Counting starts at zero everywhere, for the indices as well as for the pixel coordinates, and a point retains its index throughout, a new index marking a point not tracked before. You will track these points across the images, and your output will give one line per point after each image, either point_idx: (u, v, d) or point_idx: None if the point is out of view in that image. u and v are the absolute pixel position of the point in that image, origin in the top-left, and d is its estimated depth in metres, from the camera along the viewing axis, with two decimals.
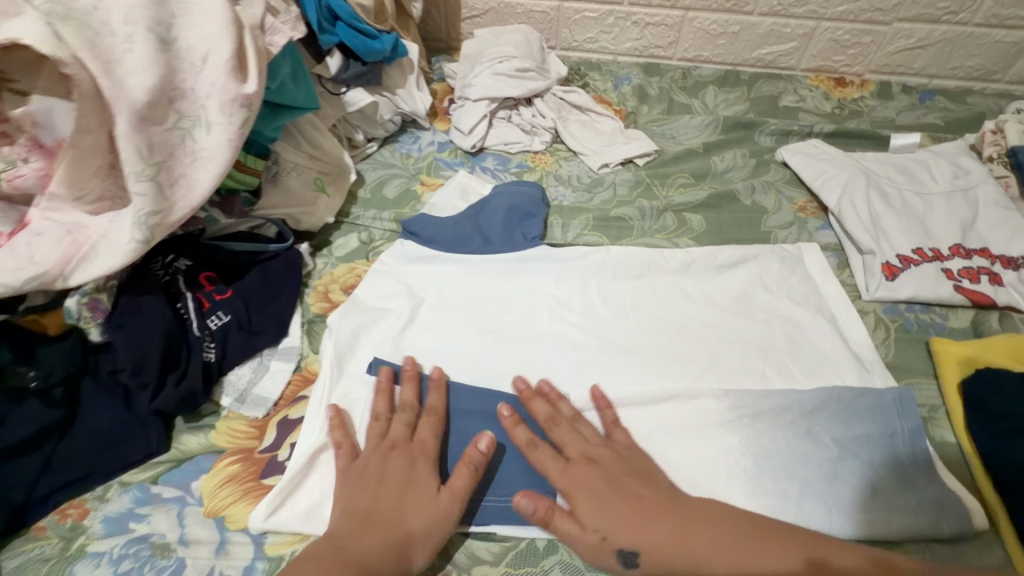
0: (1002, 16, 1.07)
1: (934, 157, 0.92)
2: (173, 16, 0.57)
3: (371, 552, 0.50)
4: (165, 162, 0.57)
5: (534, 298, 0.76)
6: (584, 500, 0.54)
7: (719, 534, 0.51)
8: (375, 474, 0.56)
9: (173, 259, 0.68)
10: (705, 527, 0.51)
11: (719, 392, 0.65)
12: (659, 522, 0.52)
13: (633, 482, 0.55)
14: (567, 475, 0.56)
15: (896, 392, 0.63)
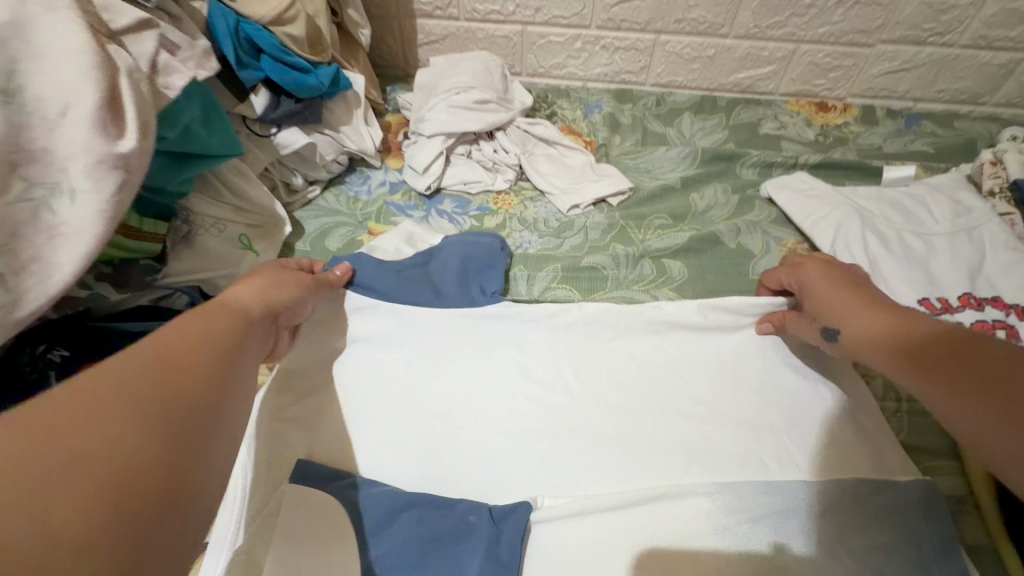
0: (989, 37, 1.00)
1: (931, 191, 0.85)
2: (15, 60, 0.45)
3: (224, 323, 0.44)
4: (6, 245, 0.45)
5: (493, 356, 0.65)
6: (820, 289, 0.57)
7: (874, 310, 0.52)
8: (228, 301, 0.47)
9: (45, 349, 0.54)
10: (873, 307, 0.52)
11: (712, 488, 0.55)
12: (855, 300, 0.53)
13: (851, 281, 0.56)
14: (822, 287, 0.57)
15: (920, 490, 0.53)
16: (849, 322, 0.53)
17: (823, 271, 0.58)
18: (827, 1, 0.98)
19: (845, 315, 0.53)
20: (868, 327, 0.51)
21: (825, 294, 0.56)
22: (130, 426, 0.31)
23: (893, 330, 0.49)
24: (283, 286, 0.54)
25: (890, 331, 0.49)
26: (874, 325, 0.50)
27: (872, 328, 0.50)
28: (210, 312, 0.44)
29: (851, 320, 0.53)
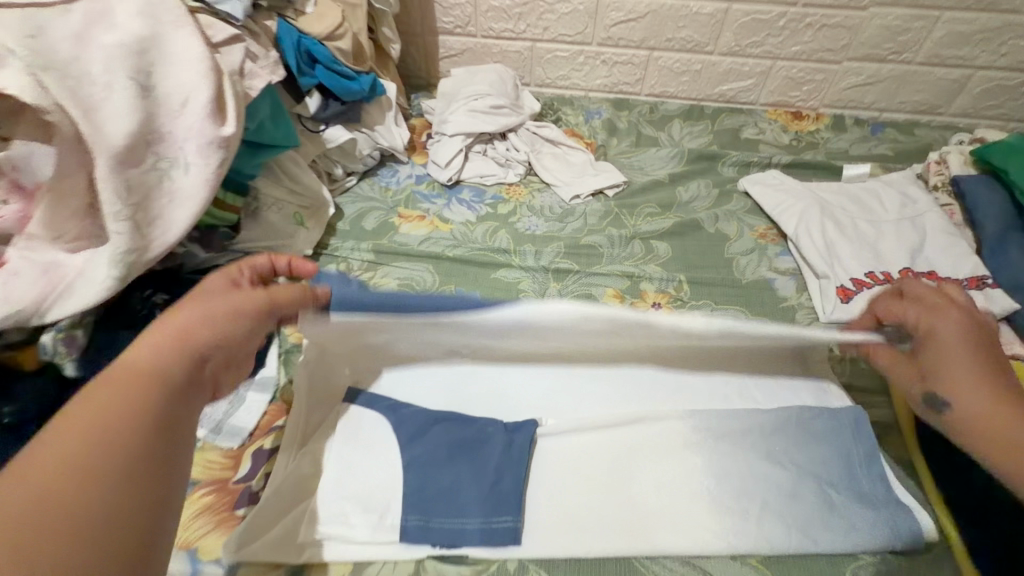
0: (942, 56, 1.14)
1: (884, 186, 0.98)
2: (152, 65, 0.60)
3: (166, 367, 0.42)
4: (142, 203, 0.59)
5: (492, 335, 0.62)
6: (942, 336, 0.57)
7: (980, 376, 0.54)
8: (144, 357, 0.42)
9: (149, 293, 0.68)
10: (982, 372, 0.54)
11: (684, 414, 0.67)
12: (972, 359, 0.55)
13: (977, 338, 0.56)
14: (944, 324, 0.57)
15: (852, 414, 0.66)
16: (949, 376, 0.55)
17: (958, 318, 0.57)
18: (798, 23, 1.13)
19: (949, 370, 0.56)
20: (962, 387, 0.54)
21: (945, 345, 0.56)
22: (47, 558, 0.30)
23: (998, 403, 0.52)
24: (225, 310, 0.47)
25: (985, 402, 0.53)
26: (985, 405, 0.53)
27: (971, 395, 0.54)
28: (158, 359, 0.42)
29: (953, 377, 0.55)
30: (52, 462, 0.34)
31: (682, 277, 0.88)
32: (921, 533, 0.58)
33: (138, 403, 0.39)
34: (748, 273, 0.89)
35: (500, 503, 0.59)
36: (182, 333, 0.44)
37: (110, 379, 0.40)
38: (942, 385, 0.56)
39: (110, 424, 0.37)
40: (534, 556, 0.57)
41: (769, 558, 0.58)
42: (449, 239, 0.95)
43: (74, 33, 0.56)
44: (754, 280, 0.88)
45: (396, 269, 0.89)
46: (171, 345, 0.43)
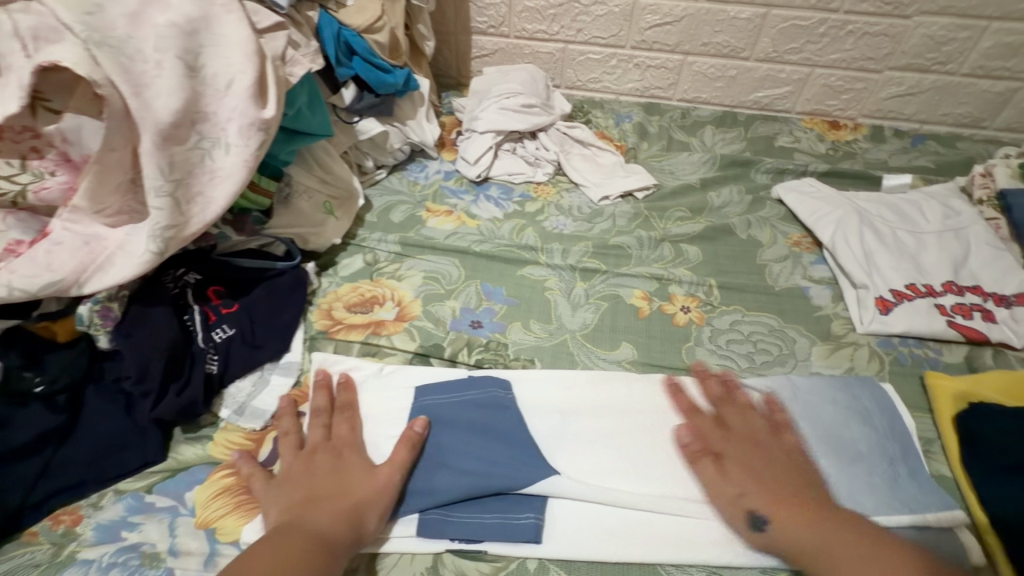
0: (987, 67, 1.11)
1: (926, 197, 0.95)
2: (200, 46, 0.61)
3: (322, 525, 0.50)
4: (183, 180, 0.60)
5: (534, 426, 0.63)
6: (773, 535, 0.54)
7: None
8: (299, 517, 0.51)
9: (182, 272, 0.70)
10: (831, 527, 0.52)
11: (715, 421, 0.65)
12: (791, 502, 0.54)
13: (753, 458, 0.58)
14: (735, 446, 0.60)
15: (901, 444, 0.63)
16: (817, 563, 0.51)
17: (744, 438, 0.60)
18: (839, 30, 1.11)
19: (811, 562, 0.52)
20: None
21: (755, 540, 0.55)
22: None
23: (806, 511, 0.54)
24: (368, 474, 0.56)
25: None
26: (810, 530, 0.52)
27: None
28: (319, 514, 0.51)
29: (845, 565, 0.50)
30: None
31: (712, 281, 0.86)
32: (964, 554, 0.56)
33: (302, 555, 0.47)
34: (781, 280, 0.86)
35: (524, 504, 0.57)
36: (347, 502, 0.53)
37: (273, 535, 0.49)
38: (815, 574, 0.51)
39: (278, 563, 0.46)
40: (558, 557, 0.56)
41: None
42: (476, 234, 0.94)
43: (128, 13, 0.57)
44: (787, 288, 0.85)
45: (424, 261, 0.88)
46: (326, 507, 0.52)
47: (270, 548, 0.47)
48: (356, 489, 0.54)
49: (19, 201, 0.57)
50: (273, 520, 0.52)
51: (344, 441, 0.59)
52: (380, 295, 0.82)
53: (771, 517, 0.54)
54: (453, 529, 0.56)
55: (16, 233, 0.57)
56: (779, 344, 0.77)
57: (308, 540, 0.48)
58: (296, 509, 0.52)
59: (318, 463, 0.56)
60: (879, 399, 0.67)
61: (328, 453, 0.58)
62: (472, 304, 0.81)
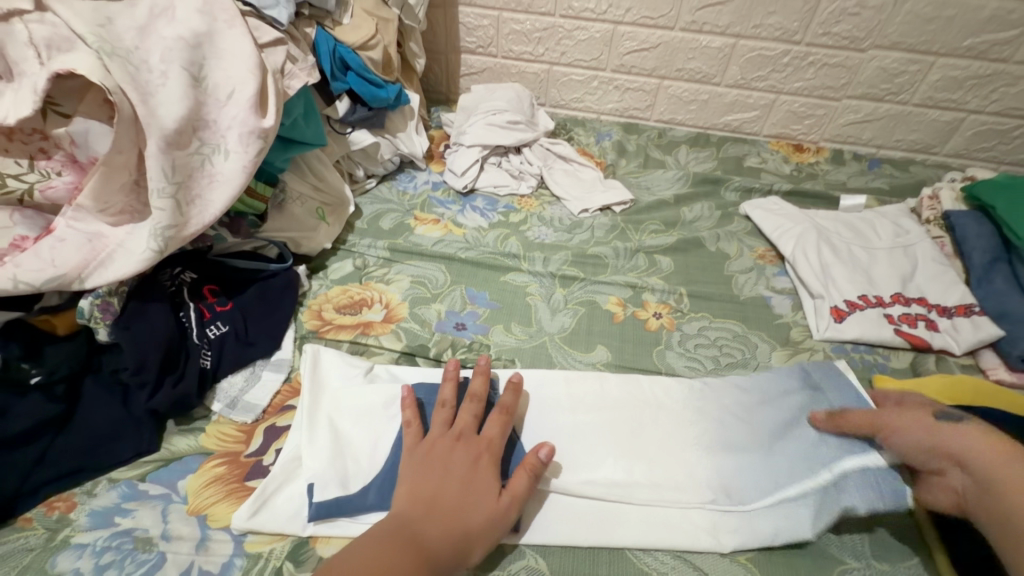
0: (936, 98, 1.21)
1: (879, 216, 1.03)
2: (204, 58, 0.65)
3: (436, 541, 0.51)
4: (184, 183, 0.63)
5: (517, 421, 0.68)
6: (896, 434, 0.61)
7: None
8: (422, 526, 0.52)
9: (179, 271, 0.72)
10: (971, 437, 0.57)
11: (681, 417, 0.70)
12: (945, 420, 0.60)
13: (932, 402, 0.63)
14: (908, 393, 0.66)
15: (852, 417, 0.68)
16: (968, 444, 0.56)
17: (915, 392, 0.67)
18: (801, 61, 1.20)
19: (959, 449, 0.57)
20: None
21: (914, 438, 0.60)
22: None
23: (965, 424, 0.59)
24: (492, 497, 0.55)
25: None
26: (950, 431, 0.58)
27: (995, 461, 0.55)
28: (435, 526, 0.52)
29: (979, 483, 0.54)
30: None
31: (683, 290, 0.91)
32: (904, 498, 0.60)
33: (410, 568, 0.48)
34: (746, 290, 0.93)
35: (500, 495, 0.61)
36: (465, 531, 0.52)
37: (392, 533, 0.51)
38: (962, 462, 0.56)
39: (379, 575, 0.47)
40: (535, 542, 0.59)
41: (759, 557, 0.60)
42: (462, 242, 0.98)
43: (138, 26, 0.62)
44: (752, 297, 0.91)
45: (411, 266, 0.92)
46: (449, 523, 0.52)
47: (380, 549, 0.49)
48: (476, 511, 0.54)
49: (26, 199, 0.59)
50: (396, 504, 0.54)
51: (489, 442, 0.60)
52: (368, 297, 0.85)
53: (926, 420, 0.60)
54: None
55: (23, 228, 0.59)
56: (743, 348, 0.83)
57: (416, 550, 0.49)
58: (420, 511, 0.53)
59: (456, 458, 0.57)
60: (834, 379, 0.73)
61: (470, 450, 0.58)
62: (457, 308, 0.86)
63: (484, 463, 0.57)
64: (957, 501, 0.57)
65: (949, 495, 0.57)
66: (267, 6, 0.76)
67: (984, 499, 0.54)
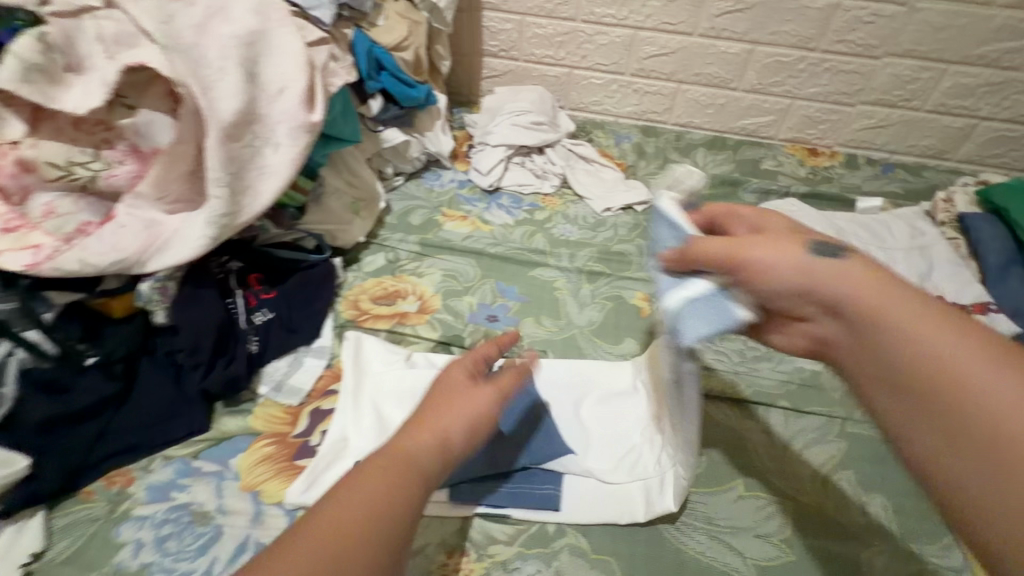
0: (949, 105, 1.24)
1: (894, 218, 1.05)
2: (258, 55, 0.67)
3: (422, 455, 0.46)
4: (238, 173, 0.66)
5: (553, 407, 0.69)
6: (782, 269, 0.45)
7: (946, 329, 0.39)
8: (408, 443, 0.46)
9: (226, 260, 0.76)
10: (869, 278, 0.43)
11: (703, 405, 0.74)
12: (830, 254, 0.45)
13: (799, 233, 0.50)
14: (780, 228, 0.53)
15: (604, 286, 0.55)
16: (870, 300, 0.42)
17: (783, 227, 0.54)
18: (817, 67, 1.23)
19: (835, 296, 0.43)
20: (962, 348, 0.38)
21: (782, 281, 0.46)
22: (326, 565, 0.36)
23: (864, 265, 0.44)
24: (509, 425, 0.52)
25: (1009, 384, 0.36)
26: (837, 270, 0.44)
27: (882, 295, 0.42)
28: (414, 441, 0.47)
29: (888, 332, 0.41)
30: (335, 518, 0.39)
31: None
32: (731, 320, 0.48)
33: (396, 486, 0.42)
34: None
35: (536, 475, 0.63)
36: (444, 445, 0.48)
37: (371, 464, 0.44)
38: (844, 303, 0.43)
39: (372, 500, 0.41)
40: (575, 521, 0.61)
41: (792, 538, 0.62)
42: (489, 238, 1.01)
43: (195, 24, 0.63)
44: None
45: (442, 260, 0.94)
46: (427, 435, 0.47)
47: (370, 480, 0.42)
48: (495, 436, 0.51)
49: (89, 186, 0.61)
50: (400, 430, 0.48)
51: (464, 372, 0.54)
52: (402, 290, 0.88)
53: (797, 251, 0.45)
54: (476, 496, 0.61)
55: (87, 214, 0.62)
56: None
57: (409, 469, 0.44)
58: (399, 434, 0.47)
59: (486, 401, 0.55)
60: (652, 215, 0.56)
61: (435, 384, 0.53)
62: (488, 300, 0.88)
63: (448, 408, 0.49)
64: (813, 345, 0.48)
65: (805, 339, 0.48)
66: (312, 7, 0.79)
67: (889, 377, 0.41)
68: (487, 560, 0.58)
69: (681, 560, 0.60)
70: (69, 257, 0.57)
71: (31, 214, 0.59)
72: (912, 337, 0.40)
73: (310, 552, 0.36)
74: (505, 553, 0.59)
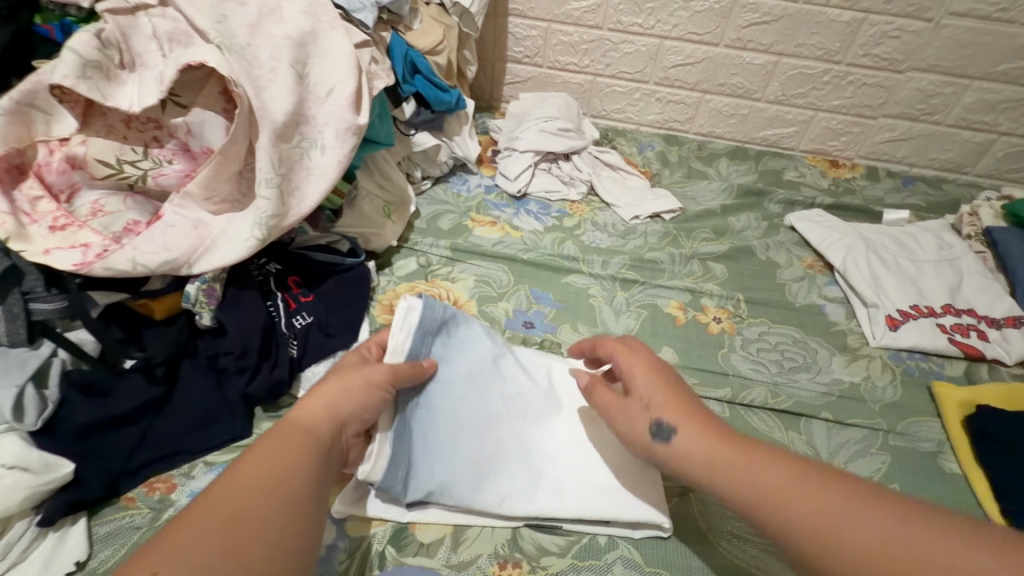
0: (970, 119, 1.25)
1: (922, 231, 1.06)
2: (308, 57, 0.67)
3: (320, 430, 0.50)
4: (286, 175, 0.65)
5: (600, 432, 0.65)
6: (685, 447, 0.50)
7: (851, 510, 0.42)
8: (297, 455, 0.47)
9: (264, 262, 0.75)
10: (759, 462, 0.47)
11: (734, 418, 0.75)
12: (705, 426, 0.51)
13: (656, 373, 0.56)
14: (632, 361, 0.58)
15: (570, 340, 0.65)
16: (747, 474, 0.47)
17: (634, 353, 0.59)
18: (841, 80, 1.24)
19: (707, 477, 0.49)
20: (869, 540, 0.40)
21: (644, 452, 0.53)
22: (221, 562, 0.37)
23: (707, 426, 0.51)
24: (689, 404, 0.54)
25: (977, 563, 0.37)
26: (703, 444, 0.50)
27: (797, 496, 0.44)
28: (314, 418, 0.50)
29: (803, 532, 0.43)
30: (227, 505, 0.41)
31: (740, 296, 0.94)
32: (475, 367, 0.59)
33: (291, 467, 0.45)
34: (800, 298, 0.95)
35: (581, 492, 0.60)
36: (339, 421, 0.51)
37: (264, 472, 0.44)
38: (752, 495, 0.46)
39: (268, 484, 0.43)
40: (627, 534, 0.60)
41: None
42: (520, 244, 1.00)
43: (249, 23, 0.64)
44: (806, 305, 0.94)
45: (474, 265, 0.93)
46: (321, 409, 0.51)
47: (262, 460, 0.45)
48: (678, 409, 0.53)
49: (137, 184, 0.61)
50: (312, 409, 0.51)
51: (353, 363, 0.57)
52: (436, 294, 0.87)
53: (680, 429, 0.51)
54: (515, 505, 0.59)
55: (134, 213, 0.60)
56: (803, 353, 0.85)
57: (305, 442, 0.48)
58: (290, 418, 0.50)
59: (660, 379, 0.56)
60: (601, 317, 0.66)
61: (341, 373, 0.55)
62: (523, 307, 0.87)
63: (331, 391, 0.52)
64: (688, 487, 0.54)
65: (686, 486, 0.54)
66: (355, 9, 0.79)
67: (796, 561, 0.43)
68: (541, 572, 0.57)
69: (725, 573, 0.59)
70: (121, 257, 0.56)
71: (79, 212, 0.58)
72: (819, 537, 0.42)
73: (198, 549, 0.37)
74: (558, 565, 0.58)
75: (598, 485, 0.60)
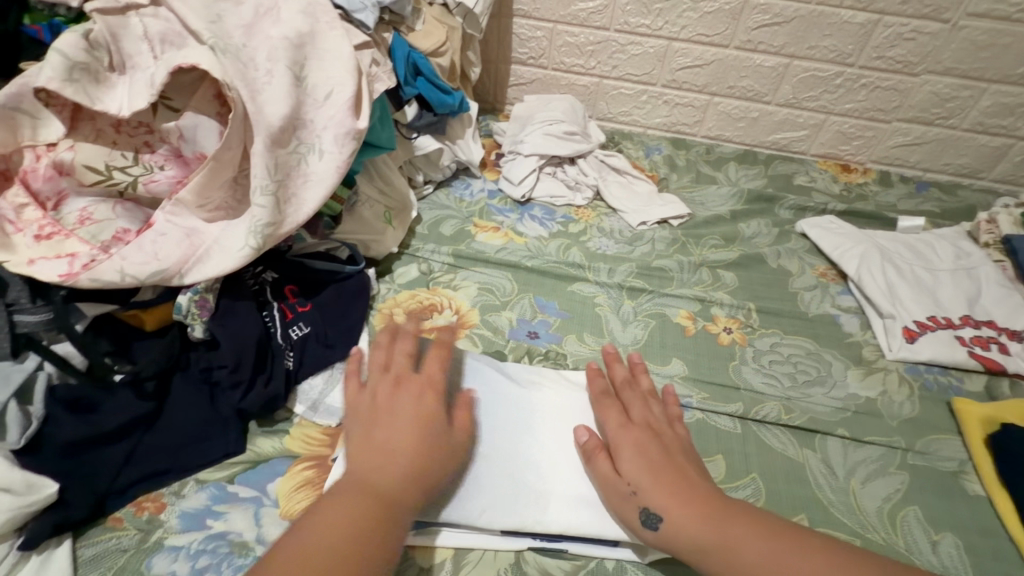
0: (986, 124, 1.22)
1: (938, 238, 1.03)
2: (306, 58, 0.65)
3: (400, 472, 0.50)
4: (283, 181, 0.62)
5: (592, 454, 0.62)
6: (679, 531, 0.51)
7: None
8: (376, 468, 0.50)
9: (260, 271, 0.73)
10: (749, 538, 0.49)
11: (746, 435, 0.72)
12: (692, 503, 0.52)
13: (646, 447, 0.57)
14: (622, 435, 0.58)
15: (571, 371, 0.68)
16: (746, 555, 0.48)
17: (616, 424, 0.60)
18: (854, 83, 1.21)
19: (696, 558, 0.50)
20: None
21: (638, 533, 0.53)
22: None
23: (696, 503, 0.52)
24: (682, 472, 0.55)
25: None
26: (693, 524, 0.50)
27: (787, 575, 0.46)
28: (394, 457, 0.50)
29: None
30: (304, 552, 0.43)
31: (751, 305, 0.91)
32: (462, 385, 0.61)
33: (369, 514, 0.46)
34: (813, 308, 0.92)
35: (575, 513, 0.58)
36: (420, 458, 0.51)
37: (351, 485, 0.48)
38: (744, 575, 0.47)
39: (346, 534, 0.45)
40: (636, 559, 0.57)
41: None
42: (524, 250, 0.98)
43: (245, 24, 0.62)
44: (819, 315, 0.91)
45: (477, 273, 0.91)
46: (401, 450, 0.51)
47: (343, 507, 0.46)
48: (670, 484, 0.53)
49: (128, 191, 0.59)
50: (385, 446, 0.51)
51: (432, 379, 0.58)
52: (437, 303, 0.84)
53: (667, 517, 0.52)
54: (496, 518, 0.57)
55: (124, 221, 0.58)
56: (818, 366, 0.82)
57: (384, 487, 0.49)
58: (371, 456, 0.50)
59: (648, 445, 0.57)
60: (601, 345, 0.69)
61: (412, 388, 0.57)
62: (527, 316, 0.85)
63: (403, 431, 0.52)
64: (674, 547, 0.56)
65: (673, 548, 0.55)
66: (356, 10, 0.76)
67: None
68: None
69: None
70: (108, 267, 0.53)
71: (66, 221, 0.56)
72: None
73: None
74: None
75: (590, 503, 0.58)
